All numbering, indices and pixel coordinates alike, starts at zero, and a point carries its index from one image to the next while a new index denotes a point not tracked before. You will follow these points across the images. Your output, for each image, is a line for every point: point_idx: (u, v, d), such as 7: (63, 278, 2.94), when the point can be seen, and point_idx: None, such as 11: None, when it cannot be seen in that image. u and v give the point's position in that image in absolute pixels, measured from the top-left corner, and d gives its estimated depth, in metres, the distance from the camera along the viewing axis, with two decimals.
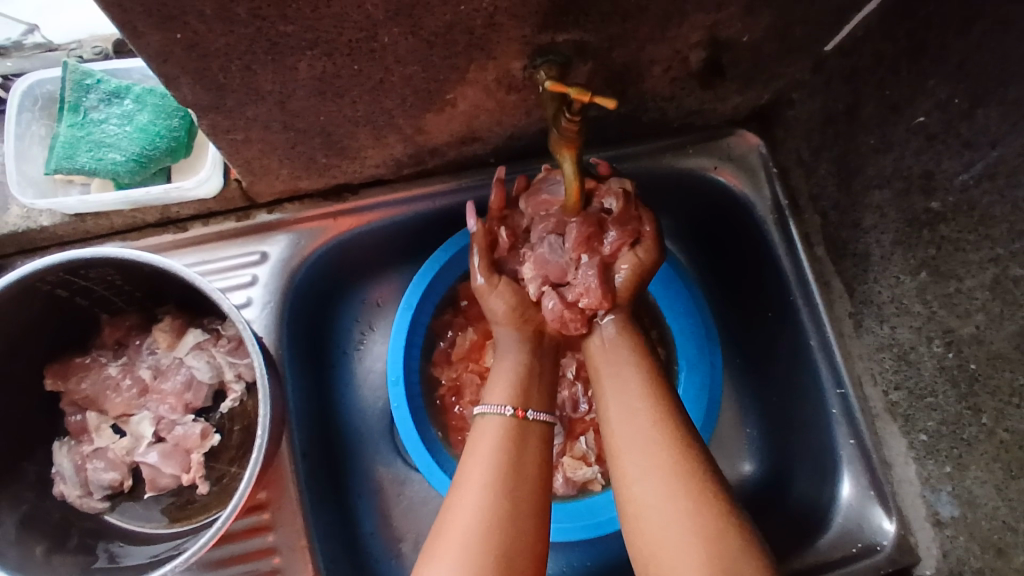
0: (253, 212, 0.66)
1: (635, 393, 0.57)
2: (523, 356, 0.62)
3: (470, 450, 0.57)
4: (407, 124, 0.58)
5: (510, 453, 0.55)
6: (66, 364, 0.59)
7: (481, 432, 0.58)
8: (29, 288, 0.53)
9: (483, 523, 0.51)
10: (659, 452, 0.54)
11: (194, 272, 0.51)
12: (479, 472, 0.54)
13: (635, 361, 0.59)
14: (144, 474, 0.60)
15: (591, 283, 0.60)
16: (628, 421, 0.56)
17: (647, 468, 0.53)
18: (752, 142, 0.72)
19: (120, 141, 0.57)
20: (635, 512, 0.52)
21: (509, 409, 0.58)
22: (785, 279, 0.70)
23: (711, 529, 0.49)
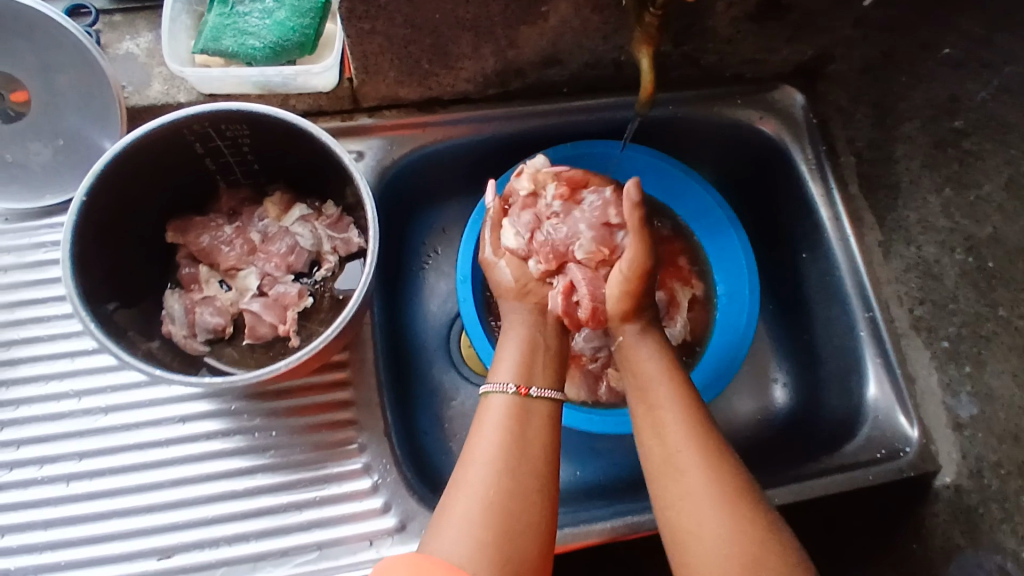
0: (355, 114, 0.75)
1: (672, 416, 0.59)
2: (520, 346, 0.64)
3: (476, 427, 0.59)
4: (503, 35, 0.67)
5: (520, 432, 0.58)
6: (187, 221, 0.68)
7: (489, 409, 0.60)
8: (177, 132, 0.61)
9: (490, 497, 0.54)
10: (696, 477, 0.55)
11: (335, 141, 0.62)
12: (486, 446, 0.57)
13: (654, 381, 0.62)
14: (246, 322, 0.67)
15: (585, 290, 0.67)
16: (664, 447, 0.58)
17: (684, 495, 0.55)
18: (794, 95, 0.79)
19: (260, 31, 0.66)
20: (677, 535, 0.54)
21: (512, 386, 0.61)
22: (819, 218, 0.77)
23: (755, 558, 0.51)
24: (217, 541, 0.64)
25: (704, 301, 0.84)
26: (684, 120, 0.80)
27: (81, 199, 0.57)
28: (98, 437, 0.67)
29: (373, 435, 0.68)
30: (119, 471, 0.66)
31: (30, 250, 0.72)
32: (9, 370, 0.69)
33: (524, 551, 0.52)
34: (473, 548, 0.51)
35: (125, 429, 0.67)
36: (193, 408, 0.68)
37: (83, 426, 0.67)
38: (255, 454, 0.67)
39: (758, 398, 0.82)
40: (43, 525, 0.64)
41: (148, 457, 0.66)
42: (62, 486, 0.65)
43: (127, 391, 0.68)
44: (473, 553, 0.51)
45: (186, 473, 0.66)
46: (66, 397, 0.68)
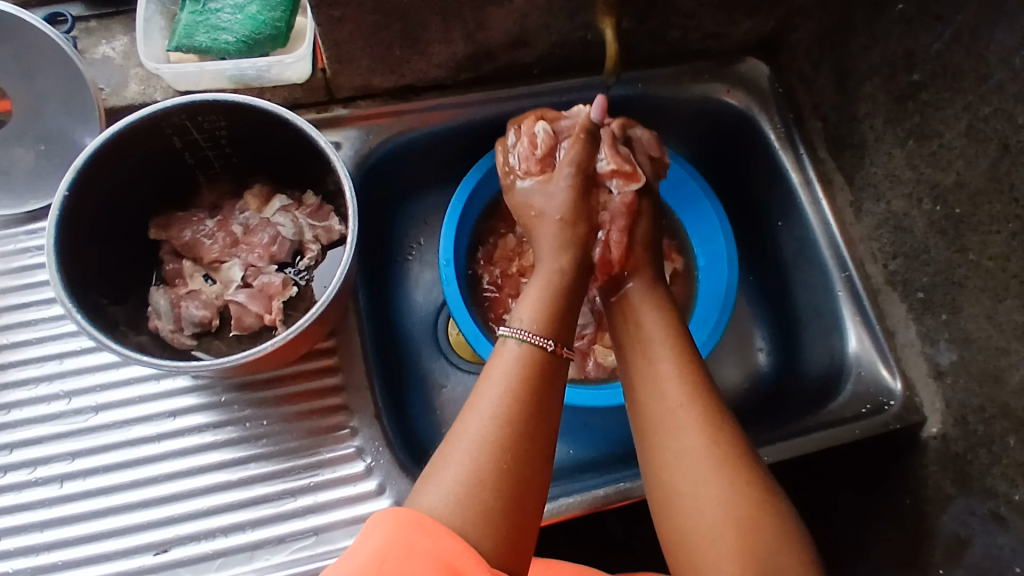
0: (330, 106, 0.76)
1: (669, 371, 0.57)
2: (555, 277, 0.60)
3: (486, 377, 0.55)
4: (470, 18, 0.69)
5: (538, 390, 0.54)
6: (169, 217, 0.69)
7: (505, 356, 0.56)
8: (155, 127, 0.62)
9: (497, 454, 0.50)
10: (692, 435, 0.54)
11: (309, 125, 0.62)
12: (497, 400, 0.52)
13: (657, 338, 0.60)
14: (232, 314, 0.67)
15: (625, 234, 0.64)
16: (661, 403, 0.56)
17: (681, 456, 0.54)
18: (759, 67, 0.82)
19: (232, 26, 0.67)
20: (670, 491, 0.54)
21: (550, 343, 0.56)
22: (790, 185, 0.80)
23: (747, 516, 0.51)
24: (213, 532, 0.64)
25: (685, 274, 0.85)
26: (654, 99, 0.82)
27: (63, 195, 0.57)
28: (90, 437, 0.67)
29: (365, 418, 0.68)
30: (112, 469, 0.66)
31: (15, 256, 0.72)
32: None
33: (524, 514, 0.49)
34: (474, 506, 0.48)
35: (117, 427, 0.67)
36: (184, 402, 0.68)
37: (73, 426, 0.67)
38: (248, 444, 0.67)
39: (744, 366, 0.83)
40: (39, 526, 0.64)
41: (141, 453, 0.66)
42: (56, 486, 0.65)
43: (117, 389, 0.68)
44: (470, 512, 0.47)
45: (179, 467, 0.66)
46: (57, 398, 0.68)
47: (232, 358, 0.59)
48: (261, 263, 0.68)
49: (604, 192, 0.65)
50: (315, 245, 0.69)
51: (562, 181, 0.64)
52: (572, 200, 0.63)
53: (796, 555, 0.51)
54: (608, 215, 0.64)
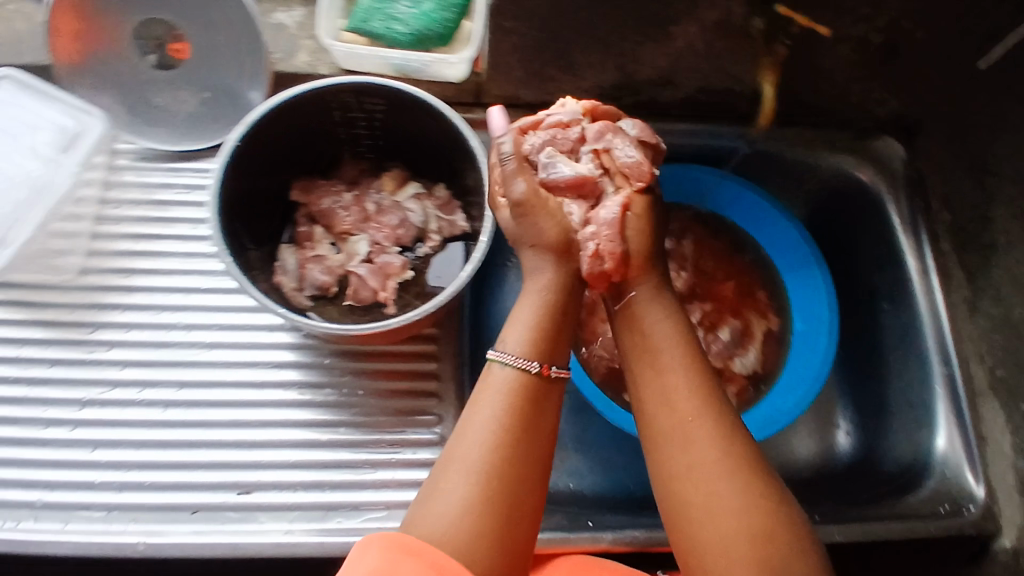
0: (473, 108, 0.79)
1: (681, 381, 0.57)
2: (541, 303, 0.59)
3: (478, 400, 0.56)
4: (628, 51, 0.71)
5: (526, 412, 0.55)
6: (310, 183, 0.73)
7: (492, 383, 0.57)
8: (324, 98, 0.66)
9: (487, 482, 0.52)
10: (699, 441, 0.54)
11: (466, 126, 0.65)
12: (490, 427, 0.54)
13: (666, 346, 0.59)
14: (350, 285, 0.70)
15: (611, 231, 0.59)
16: (672, 414, 0.56)
17: (690, 466, 0.54)
18: (895, 147, 0.81)
19: (407, 19, 0.70)
20: (683, 503, 0.54)
21: (535, 363, 0.57)
22: (908, 272, 0.78)
23: (759, 522, 0.51)
24: (294, 486, 0.67)
25: (778, 336, 0.85)
26: (782, 159, 0.83)
27: (235, 143, 0.62)
28: (195, 371, 0.71)
29: (452, 409, 0.71)
30: (213, 405, 0.70)
31: (160, 189, 0.77)
32: (126, 296, 0.73)
33: (516, 536, 0.52)
34: (463, 534, 0.50)
35: (222, 367, 0.71)
36: (285, 356, 0.72)
37: (183, 357, 0.71)
38: (340, 409, 0.70)
39: (820, 438, 0.83)
40: (136, 445, 0.68)
41: (238, 396, 0.70)
42: (159, 410, 0.69)
43: (232, 331, 0.72)
44: (463, 542, 0.49)
45: (271, 417, 0.69)
46: (176, 328, 0.72)
47: (355, 329, 0.63)
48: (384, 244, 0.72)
49: (578, 201, 0.61)
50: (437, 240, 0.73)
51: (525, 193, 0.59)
52: (548, 221, 0.59)
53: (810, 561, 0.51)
54: (592, 221, 0.60)
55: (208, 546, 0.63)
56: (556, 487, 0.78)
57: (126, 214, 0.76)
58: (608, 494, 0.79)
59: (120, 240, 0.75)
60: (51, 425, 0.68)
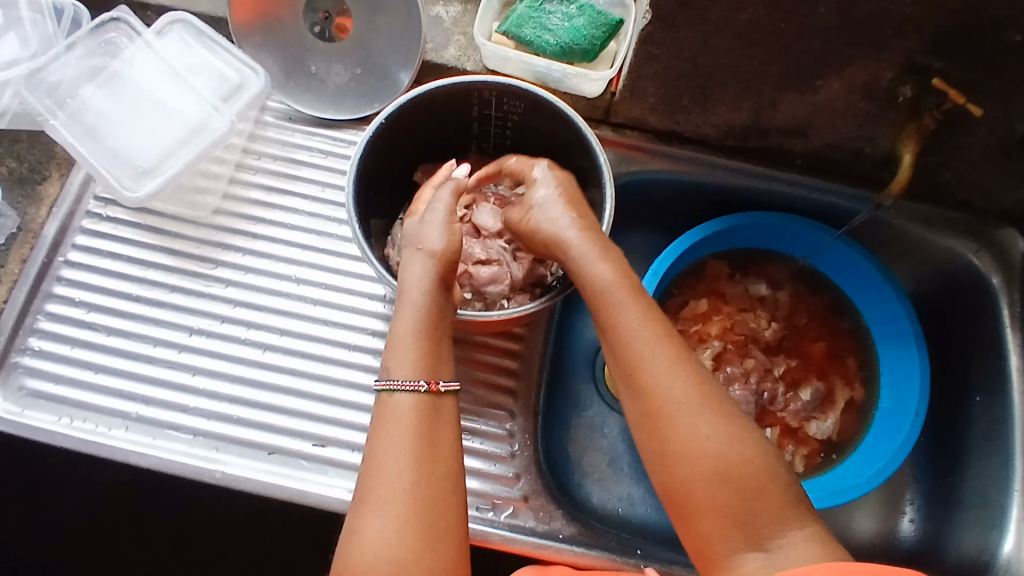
0: (599, 125, 0.82)
1: (634, 322, 0.55)
2: (419, 318, 0.57)
3: (375, 432, 0.54)
4: (768, 96, 0.72)
5: (425, 429, 0.54)
6: (435, 170, 0.77)
7: (390, 411, 0.54)
8: (467, 94, 0.70)
9: (399, 509, 0.50)
10: (654, 389, 0.54)
11: (594, 141, 0.67)
12: (393, 453, 0.52)
13: (606, 292, 0.57)
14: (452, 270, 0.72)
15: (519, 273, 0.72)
16: (629, 357, 0.55)
17: (649, 414, 0.54)
18: (1017, 240, 0.80)
19: (557, 31, 0.74)
20: (655, 450, 0.54)
21: (422, 383, 0.55)
22: (1007, 368, 0.76)
23: (722, 463, 0.51)
24: (365, 449, 0.69)
25: (861, 407, 0.84)
26: (898, 231, 0.83)
27: (380, 122, 0.66)
28: (297, 322, 0.75)
29: (524, 409, 0.73)
30: (306, 356, 0.73)
31: (296, 149, 0.82)
32: (247, 242, 0.78)
33: (444, 555, 0.50)
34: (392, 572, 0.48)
35: (321, 323, 0.75)
36: (379, 326, 0.75)
37: (290, 307, 0.75)
38: None
39: (885, 519, 0.81)
40: (230, 378, 0.72)
41: (330, 353, 0.73)
42: (258, 351, 0.73)
43: (335, 292, 0.76)
44: None
45: (356, 379, 0.72)
46: (287, 279, 0.76)
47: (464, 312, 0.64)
48: (488, 251, 0.72)
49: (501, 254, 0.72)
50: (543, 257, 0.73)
51: (429, 223, 0.61)
52: (432, 238, 0.60)
53: (776, 492, 0.51)
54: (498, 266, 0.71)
55: (277, 488, 0.67)
56: (603, 507, 0.80)
57: (262, 166, 0.81)
58: (654, 526, 0.80)
59: (251, 188, 0.80)
60: (159, 345, 0.73)
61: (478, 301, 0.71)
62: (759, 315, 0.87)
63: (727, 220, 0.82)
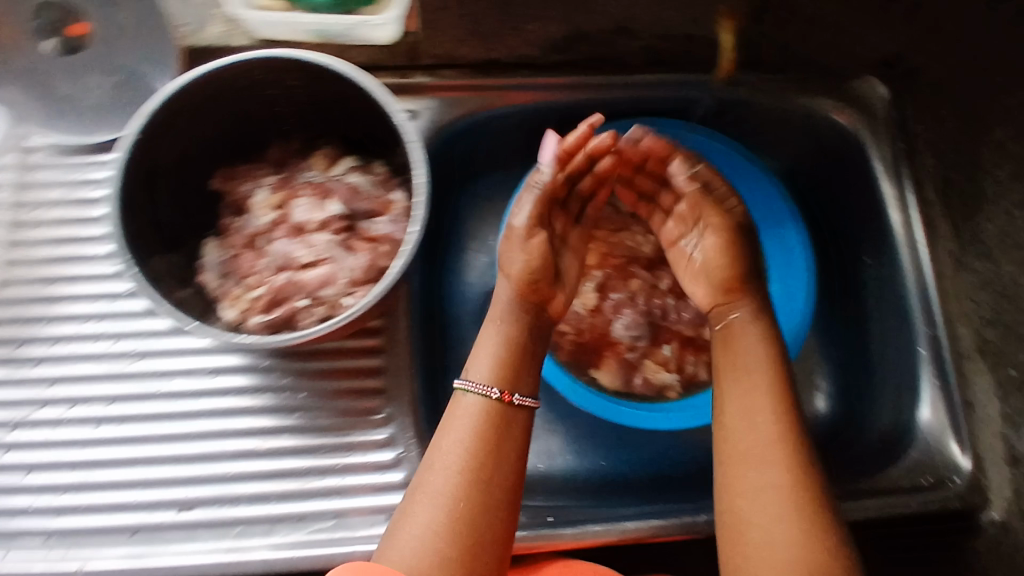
0: (410, 72, 0.71)
1: (760, 398, 0.59)
2: (502, 341, 0.62)
3: (447, 425, 0.58)
4: None
5: (491, 434, 0.57)
6: (232, 168, 0.66)
7: (460, 412, 0.59)
8: (233, 79, 0.59)
9: (451, 500, 0.54)
10: (774, 470, 0.55)
11: (386, 96, 0.58)
12: (455, 451, 0.56)
13: (756, 367, 0.61)
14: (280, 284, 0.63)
15: (359, 265, 0.63)
16: (738, 432, 0.58)
17: (759, 491, 0.55)
18: (877, 86, 0.73)
19: None
20: (738, 521, 0.55)
21: (495, 391, 0.59)
22: (891, 226, 0.72)
23: (813, 557, 0.51)
24: (237, 500, 0.63)
25: None
26: (756, 108, 0.75)
27: (133, 137, 0.55)
28: (128, 382, 0.66)
29: (401, 406, 0.67)
30: (149, 418, 0.65)
31: (74, 186, 0.70)
32: (48, 309, 0.68)
33: (485, 556, 0.53)
34: (431, 559, 0.52)
35: (157, 376, 0.66)
36: (220, 362, 0.67)
37: (116, 369, 0.67)
38: (282, 414, 0.66)
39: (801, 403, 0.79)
40: (70, 465, 0.64)
41: (173, 407, 0.66)
42: (91, 428, 0.65)
43: (164, 338, 0.68)
44: (429, 565, 0.51)
45: (213, 427, 0.65)
46: (104, 337, 0.67)
47: (278, 339, 0.56)
48: (314, 252, 0.63)
49: (341, 254, 0.64)
50: (379, 242, 0.65)
51: (532, 242, 0.66)
52: (517, 221, 0.66)
53: None
54: (332, 263, 0.63)
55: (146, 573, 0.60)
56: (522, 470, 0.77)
57: (45, 216, 0.70)
58: (575, 477, 0.78)
59: (40, 246, 0.69)
60: None
61: (320, 308, 0.63)
62: (635, 231, 0.82)
63: None
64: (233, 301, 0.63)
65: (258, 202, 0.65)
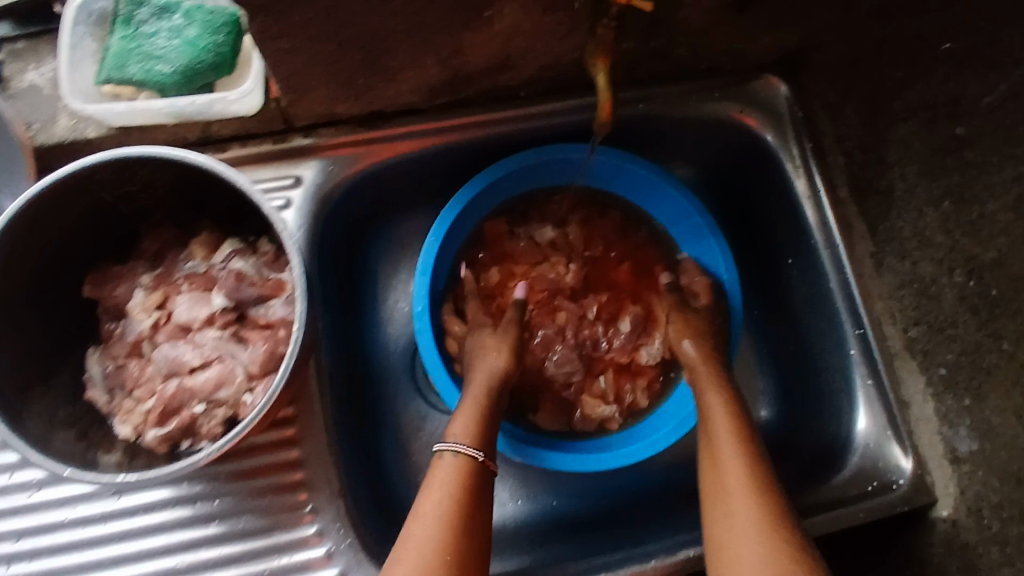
0: (289, 136, 0.67)
1: (731, 455, 0.59)
2: (478, 400, 0.64)
3: (430, 483, 0.58)
4: (445, 44, 0.58)
5: (470, 490, 0.58)
6: (104, 272, 0.62)
7: (442, 469, 0.59)
8: (82, 183, 0.55)
9: (441, 549, 0.52)
10: (743, 496, 0.57)
11: (245, 181, 0.54)
12: (436, 504, 0.56)
13: (715, 415, 0.63)
14: (172, 391, 0.59)
15: (256, 354, 0.60)
16: (718, 492, 0.59)
17: (735, 519, 0.56)
18: (776, 86, 0.71)
19: (169, 54, 0.59)
20: (716, 546, 0.56)
21: (477, 452, 0.60)
22: (807, 227, 0.71)
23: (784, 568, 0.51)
24: None
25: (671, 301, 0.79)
26: (658, 119, 0.72)
27: None
28: (29, 516, 0.62)
29: (326, 496, 0.64)
30: (58, 551, 0.61)
31: None
32: None
33: None
34: None
35: (60, 505, 0.62)
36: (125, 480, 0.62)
37: (14, 503, 0.62)
38: (201, 525, 0.62)
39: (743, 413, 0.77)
40: None
41: (81, 535, 0.61)
42: None
43: None
44: None
45: (129, 550, 0.61)
46: None
47: (201, 451, 0.53)
48: (202, 353, 0.60)
49: (240, 346, 0.61)
50: (275, 327, 0.61)
51: (513, 318, 0.73)
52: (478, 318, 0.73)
53: None
54: (226, 359, 0.60)
55: None
56: None
57: None
58: (525, 524, 0.76)
59: None
60: None
61: (220, 410, 0.59)
62: (556, 263, 0.78)
63: (464, 193, 0.72)
64: (126, 415, 0.59)
65: (135, 306, 0.61)
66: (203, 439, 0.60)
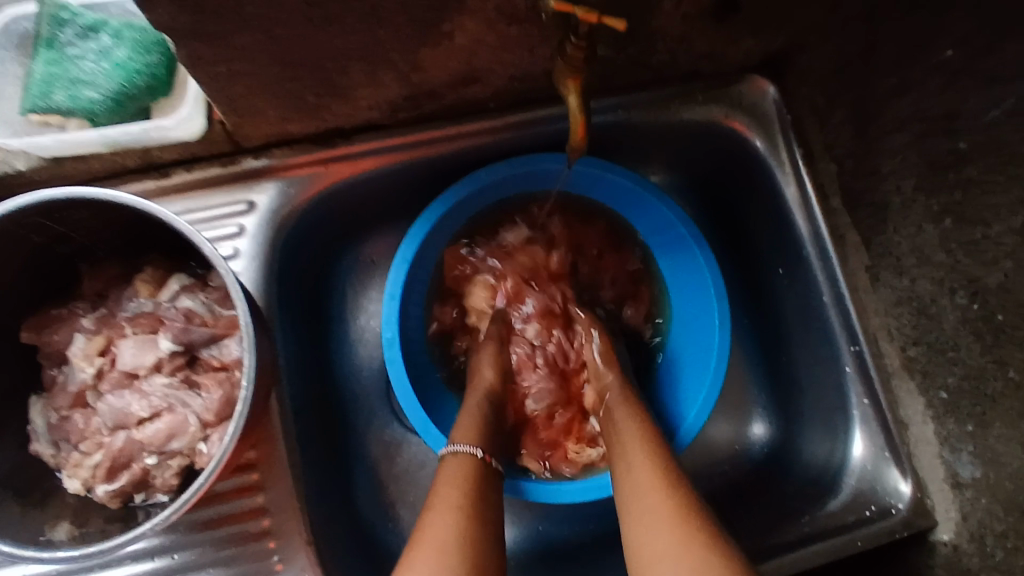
0: (238, 157, 0.62)
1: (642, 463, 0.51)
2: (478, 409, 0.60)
3: (442, 481, 0.51)
4: (402, 61, 0.53)
5: (478, 486, 0.51)
6: (41, 316, 0.57)
7: (450, 470, 0.52)
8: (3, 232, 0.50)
9: (458, 539, 0.44)
10: (653, 495, 0.47)
11: (181, 220, 0.49)
12: (452, 498, 0.48)
13: (626, 435, 0.55)
14: (121, 445, 0.55)
15: (212, 401, 0.56)
16: (627, 493, 0.50)
17: (649, 521, 0.46)
18: (765, 88, 0.67)
19: (97, 79, 0.56)
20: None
21: (479, 450, 0.54)
22: (798, 235, 0.67)
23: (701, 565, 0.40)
24: None
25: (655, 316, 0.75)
26: (638, 128, 0.67)
27: None
28: None
29: (294, 544, 0.60)
30: None
31: None
32: None
33: None
34: None
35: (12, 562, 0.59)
36: None
37: None
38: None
39: (735, 429, 0.74)
40: None
41: None
42: None
43: None
44: None
45: None
46: None
47: (147, 521, 0.47)
48: (150, 403, 0.56)
49: (195, 394, 0.57)
50: (229, 369, 0.58)
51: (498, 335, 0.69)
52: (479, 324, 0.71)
53: None
54: (178, 409, 0.56)
55: None
56: None
57: None
58: (510, 553, 0.71)
59: None
60: None
61: (174, 460, 0.56)
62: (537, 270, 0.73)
63: (430, 212, 0.67)
64: (73, 469, 0.55)
65: (75, 353, 0.57)
66: (158, 491, 0.56)
